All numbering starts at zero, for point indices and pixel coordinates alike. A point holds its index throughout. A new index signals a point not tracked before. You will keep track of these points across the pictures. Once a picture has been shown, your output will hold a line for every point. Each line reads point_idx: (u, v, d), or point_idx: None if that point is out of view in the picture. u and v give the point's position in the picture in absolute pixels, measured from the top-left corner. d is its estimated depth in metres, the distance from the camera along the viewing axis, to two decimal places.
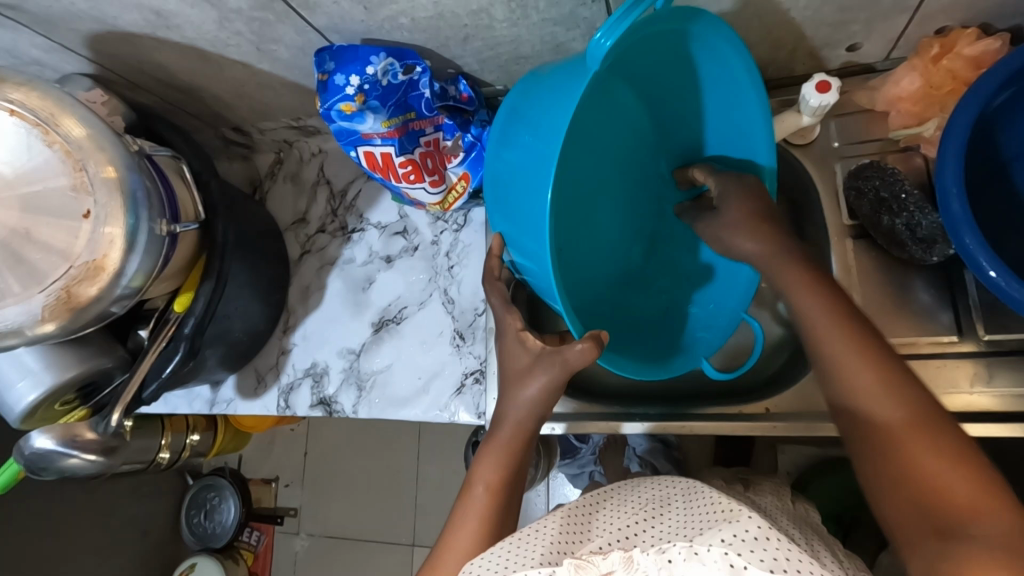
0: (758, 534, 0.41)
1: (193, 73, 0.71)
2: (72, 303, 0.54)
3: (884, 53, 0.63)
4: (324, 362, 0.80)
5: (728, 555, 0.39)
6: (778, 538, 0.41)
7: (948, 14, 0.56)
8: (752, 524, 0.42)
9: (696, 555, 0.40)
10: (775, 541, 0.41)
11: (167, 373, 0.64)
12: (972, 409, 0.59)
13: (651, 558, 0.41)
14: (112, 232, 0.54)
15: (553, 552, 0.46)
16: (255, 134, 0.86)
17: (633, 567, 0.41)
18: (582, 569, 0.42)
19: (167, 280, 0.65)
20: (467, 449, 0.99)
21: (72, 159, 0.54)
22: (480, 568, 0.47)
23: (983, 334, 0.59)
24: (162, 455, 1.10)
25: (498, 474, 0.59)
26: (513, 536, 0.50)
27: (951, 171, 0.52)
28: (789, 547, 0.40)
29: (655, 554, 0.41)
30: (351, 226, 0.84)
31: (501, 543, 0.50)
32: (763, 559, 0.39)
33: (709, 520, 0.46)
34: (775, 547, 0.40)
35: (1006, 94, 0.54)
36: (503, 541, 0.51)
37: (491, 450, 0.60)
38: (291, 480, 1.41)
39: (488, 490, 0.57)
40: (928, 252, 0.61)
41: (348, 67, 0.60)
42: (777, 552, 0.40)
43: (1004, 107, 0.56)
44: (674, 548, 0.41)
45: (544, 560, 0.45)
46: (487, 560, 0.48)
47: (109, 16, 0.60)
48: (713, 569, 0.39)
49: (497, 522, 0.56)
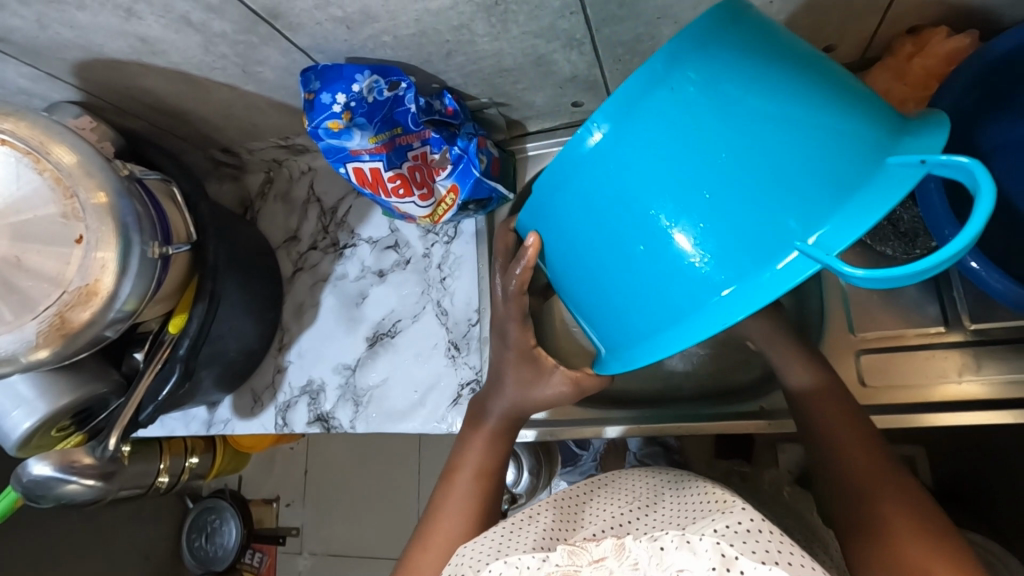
0: (750, 527, 0.41)
1: (179, 97, 0.71)
2: (65, 329, 0.55)
3: (859, 53, 0.65)
4: (320, 379, 0.80)
5: (719, 545, 0.39)
6: (769, 530, 0.41)
7: (918, 13, 0.58)
8: (744, 516, 0.42)
9: (688, 544, 0.39)
10: (767, 533, 0.41)
11: (163, 396, 0.65)
12: (963, 398, 0.59)
13: (643, 546, 0.40)
14: (104, 257, 0.55)
15: (545, 537, 0.47)
16: (244, 155, 0.87)
17: (626, 555, 0.40)
18: (575, 555, 0.41)
19: (161, 302, 0.66)
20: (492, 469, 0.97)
21: (63, 187, 0.55)
22: (473, 551, 0.48)
23: (970, 324, 0.60)
24: (162, 479, 1.10)
25: (485, 462, 0.59)
26: (504, 523, 0.50)
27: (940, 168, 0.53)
28: (781, 538, 0.41)
29: (647, 542, 0.41)
30: (343, 242, 0.84)
31: (493, 529, 0.50)
32: (754, 551, 0.39)
33: (703, 510, 0.46)
34: (767, 539, 0.40)
35: (973, 94, 0.57)
36: (496, 528, 0.51)
37: (480, 435, 0.60)
38: (291, 499, 1.40)
39: (475, 477, 0.58)
40: (910, 247, 0.62)
41: (334, 85, 0.61)
42: (769, 543, 0.40)
43: (972, 106, 0.58)
44: (667, 536, 0.40)
45: (537, 545, 0.46)
46: (480, 544, 0.48)
47: (95, 44, 0.61)
48: (705, 558, 0.38)
49: (484, 501, 0.57)
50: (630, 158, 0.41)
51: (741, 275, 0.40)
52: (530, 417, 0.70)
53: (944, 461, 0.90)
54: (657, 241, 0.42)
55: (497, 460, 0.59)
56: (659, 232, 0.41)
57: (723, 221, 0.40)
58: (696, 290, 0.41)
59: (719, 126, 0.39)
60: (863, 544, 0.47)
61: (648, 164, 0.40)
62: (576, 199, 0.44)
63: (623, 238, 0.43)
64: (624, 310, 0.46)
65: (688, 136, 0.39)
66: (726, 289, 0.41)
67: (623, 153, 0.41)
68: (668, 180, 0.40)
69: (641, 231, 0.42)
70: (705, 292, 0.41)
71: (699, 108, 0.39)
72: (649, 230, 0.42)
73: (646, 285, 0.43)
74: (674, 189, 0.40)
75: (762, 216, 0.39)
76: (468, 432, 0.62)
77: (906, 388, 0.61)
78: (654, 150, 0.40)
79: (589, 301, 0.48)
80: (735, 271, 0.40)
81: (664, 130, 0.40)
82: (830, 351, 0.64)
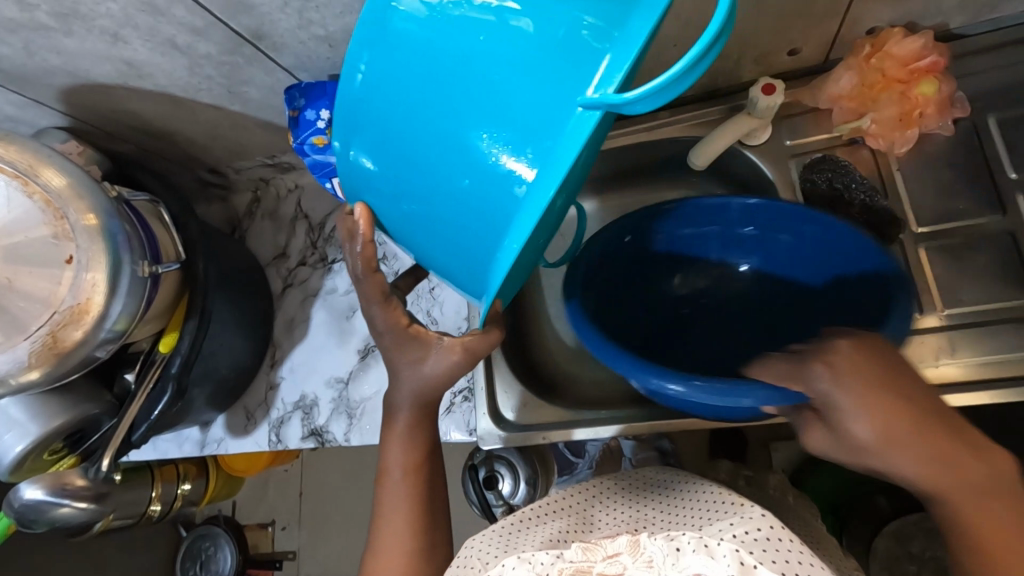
0: (770, 534, 0.41)
1: (165, 118, 0.72)
2: (58, 348, 0.55)
3: (823, 56, 0.67)
4: (313, 393, 0.80)
5: (738, 552, 0.39)
6: (789, 541, 0.41)
7: (876, 15, 0.61)
8: (764, 523, 0.43)
9: (706, 548, 0.39)
10: (786, 542, 0.41)
11: (156, 413, 0.65)
12: (942, 381, 0.59)
13: (659, 544, 0.40)
14: (94, 277, 0.56)
15: (561, 535, 0.48)
16: (231, 175, 0.88)
17: (641, 552, 0.39)
18: (590, 551, 0.41)
19: (152, 321, 0.67)
20: (472, 482, 0.90)
21: (52, 209, 0.56)
22: (481, 544, 0.49)
23: (943, 308, 0.62)
24: (154, 507, 1.09)
25: (406, 457, 0.58)
26: (519, 521, 0.52)
27: (777, 398, 0.48)
28: (798, 548, 0.41)
29: (664, 540, 0.40)
30: (331, 256, 0.85)
31: (503, 527, 0.51)
32: (776, 561, 0.39)
33: (721, 513, 0.47)
34: (789, 549, 0.41)
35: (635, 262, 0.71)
36: (505, 525, 0.52)
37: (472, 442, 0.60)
38: (287, 523, 1.38)
39: None
40: (880, 238, 0.64)
41: (319, 102, 0.62)
42: (788, 553, 0.40)
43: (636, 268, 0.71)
44: (684, 538, 0.40)
45: (551, 541, 0.46)
46: (488, 537, 0.50)
47: (82, 70, 0.62)
48: (723, 565, 0.38)
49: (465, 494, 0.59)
50: (405, 62, 0.38)
51: (540, 145, 0.37)
52: (510, 420, 0.71)
53: None
54: (449, 147, 0.39)
55: (420, 450, 0.58)
56: (443, 138, 0.38)
57: (501, 103, 0.37)
58: (503, 180, 0.38)
59: (471, 15, 0.36)
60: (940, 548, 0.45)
61: (414, 71, 0.38)
62: (368, 140, 0.41)
63: (420, 162, 0.40)
64: (451, 230, 0.42)
65: (437, 31, 0.37)
66: (540, 169, 0.37)
67: (399, 58, 0.38)
68: (437, 80, 0.38)
69: (426, 137, 0.39)
70: (503, 179, 0.38)
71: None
72: (452, 129, 0.38)
73: (453, 196, 0.40)
74: (450, 81, 0.37)
75: (541, 80, 0.36)
76: (383, 432, 0.59)
77: None
78: (424, 45, 0.37)
79: (422, 238, 0.44)
80: (524, 146, 0.37)
81: (418, 35, 0.37)
82: None
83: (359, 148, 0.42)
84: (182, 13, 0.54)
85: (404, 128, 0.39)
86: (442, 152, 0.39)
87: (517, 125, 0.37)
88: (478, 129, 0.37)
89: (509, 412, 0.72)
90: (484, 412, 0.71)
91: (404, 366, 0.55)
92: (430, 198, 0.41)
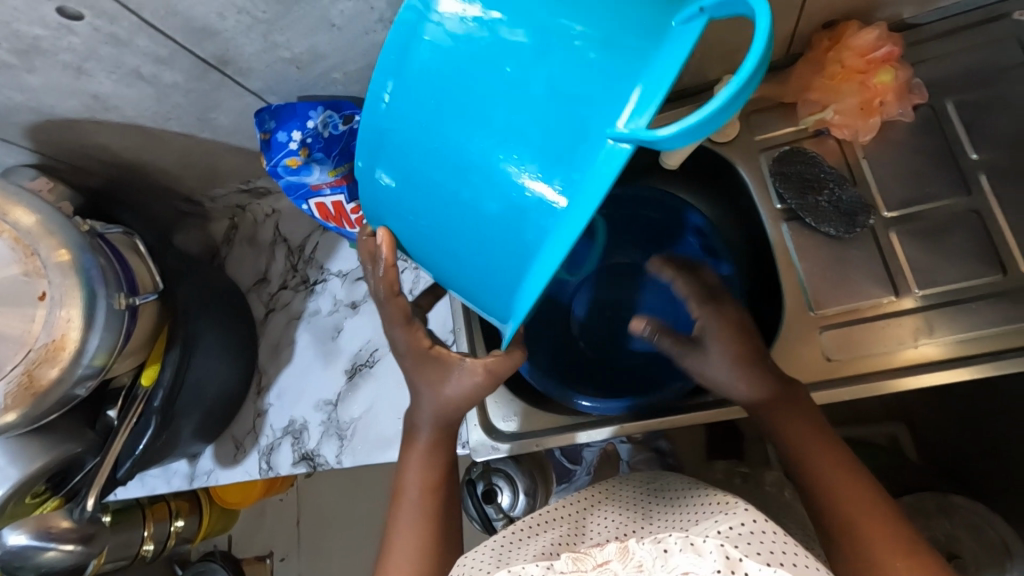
0: (754, 528, 0.41)
1: (135, 150, 0.72)
2: (35, 387, 0.54)
3: (784, 50, 0.69)
4: (302, 418, 0.79)
5: (723, 546, 0.38)
6: (773, 531, 0.41)
7: (830, 9, 0.63)
8: (747, 517, 0.42)
9: (692, 546, 0.39)
10: (771, 534, 0.41)
11: (140, 449, 0.64)
12: (921, 361, 0.61)
13: (647, 548, 0.40)
14: (68, 313, 0.55)
15: (554, 547, 0.47)
16: (207, 203, 0.88)
17: (630, 557, 0.40)
18: (580, 561, 0.41)
19: (132, 355, 0.66)
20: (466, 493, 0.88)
21: (22, 246, 0.55)
22: (473, 563, 0.48)
23: (917, 289, 0.63)
24: (146, 547, 1.06)
25: (413, 479, 0.57)
26: (514, 534, 0.51)
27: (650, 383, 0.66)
28: (784, 539, 0.40)
29: (651, 544, 0.40)
30: (313, 278, 0.84)
31: (498, 542, 0.51)
32: (760, 552, 0.39)
33: (707, 513, 0.46)
34: (772, 541, 0.40)
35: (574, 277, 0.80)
36: (497, 541, 0.51)
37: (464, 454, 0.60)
38: (286, 553, 1.36)
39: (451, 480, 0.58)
40: (852, 225, 0.66)
41: (289, 124, 0.62)
42: (773, 545, 0.40)
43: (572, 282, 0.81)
44: (670, 538, 0.40)
45: (544, 553, 0.46)
46: (479, 555, 0.49)
47: (47, 106, 0.61)
48: (710, 560, 0.37)
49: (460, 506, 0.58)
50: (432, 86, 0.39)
51: (566, 174, 0.37)
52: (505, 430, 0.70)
53: (925, 435, 0.93)
54: (472, 170, 0.39)
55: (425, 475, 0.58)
56: (470, 162, 0.39)
57: (527, 132, 0.37)
58: (534, 206, 0.38)
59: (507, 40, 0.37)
60: (881, 534, 0.47)
61: (443, 96, 0.39)
62: (394, 162, 0.42)
63: (447, 186, 0.40)
64: (476, 254, 0.42)
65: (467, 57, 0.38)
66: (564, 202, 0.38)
67: (426, 82, 0.39)
68: (465, 106, 0.38)
69: (449, 163, 0.40)
70: (536, 205, 0.38)
71: (472, 23, 0.37)
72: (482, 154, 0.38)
73: (481, 220, 0.40)
74: (478, 105, 0.38)
75: (574, 105, 0.36)
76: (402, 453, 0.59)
77: (868, 355, 0.63)
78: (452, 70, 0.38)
79: (442, 260, 0.44)
80: (556, 172, 0.37)
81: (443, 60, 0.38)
82: (793, 331, 0.66)
83: (384, 168, 0.43)
84: (145, 42, 0.54)
85: (432, 152, 0.40)
86: (471, 177, 0.39)
87: (549, 151, 0.37)
88: (509, 154, 0.38)
89: (501, 422, 0.71)
90: (475, 423, 0.70)
91: (425, 385, 0.55)
92: (456, 222, 0.41)
